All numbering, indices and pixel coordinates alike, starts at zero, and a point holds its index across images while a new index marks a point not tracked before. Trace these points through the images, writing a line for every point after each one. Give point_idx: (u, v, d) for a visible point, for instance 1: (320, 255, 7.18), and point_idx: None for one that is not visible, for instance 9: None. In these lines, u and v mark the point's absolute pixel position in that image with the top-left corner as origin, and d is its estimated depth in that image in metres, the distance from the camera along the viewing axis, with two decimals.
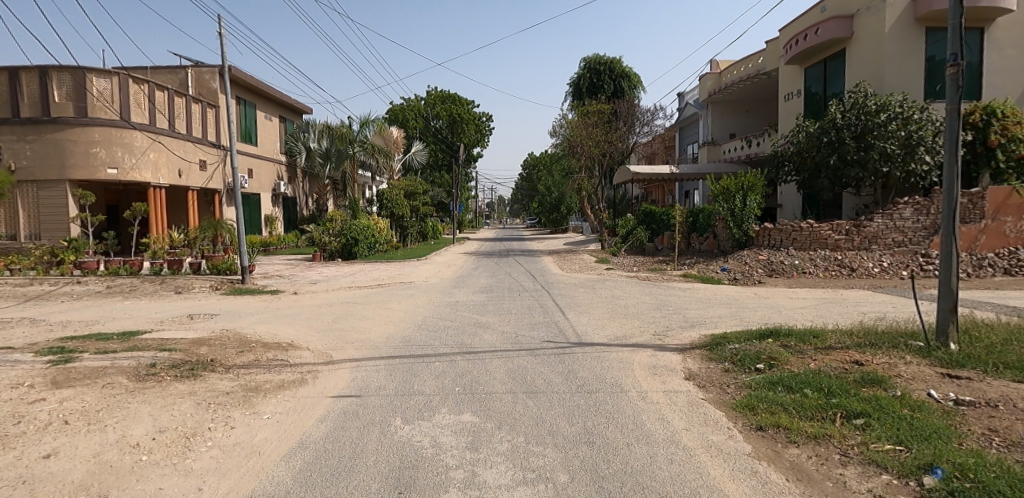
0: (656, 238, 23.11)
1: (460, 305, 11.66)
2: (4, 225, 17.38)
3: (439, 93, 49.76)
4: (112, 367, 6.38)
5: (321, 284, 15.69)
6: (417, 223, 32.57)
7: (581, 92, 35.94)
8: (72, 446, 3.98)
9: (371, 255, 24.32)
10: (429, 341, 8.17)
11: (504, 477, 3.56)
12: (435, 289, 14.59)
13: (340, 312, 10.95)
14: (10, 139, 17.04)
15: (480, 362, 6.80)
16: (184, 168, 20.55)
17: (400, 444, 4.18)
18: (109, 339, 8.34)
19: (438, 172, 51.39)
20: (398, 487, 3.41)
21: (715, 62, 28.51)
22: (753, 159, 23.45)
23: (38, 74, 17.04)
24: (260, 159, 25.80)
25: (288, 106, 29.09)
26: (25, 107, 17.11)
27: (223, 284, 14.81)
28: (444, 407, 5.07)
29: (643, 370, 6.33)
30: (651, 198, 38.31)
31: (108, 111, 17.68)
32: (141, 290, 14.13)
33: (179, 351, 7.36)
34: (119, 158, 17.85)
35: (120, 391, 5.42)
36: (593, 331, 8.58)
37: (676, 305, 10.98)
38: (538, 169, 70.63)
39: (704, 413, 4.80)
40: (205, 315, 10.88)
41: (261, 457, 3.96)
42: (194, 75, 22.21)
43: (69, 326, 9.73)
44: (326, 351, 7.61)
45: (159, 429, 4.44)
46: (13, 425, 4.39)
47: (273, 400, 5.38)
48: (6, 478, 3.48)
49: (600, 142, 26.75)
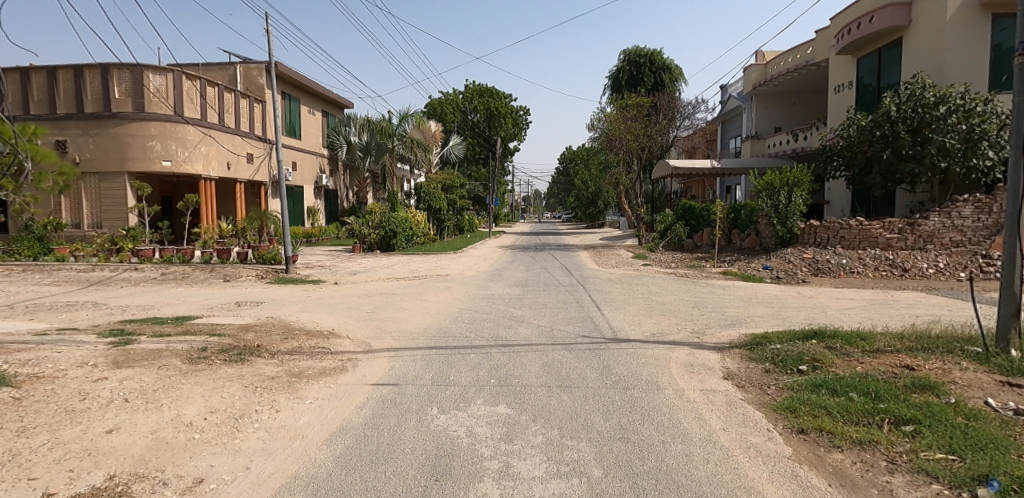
0: (695, 234, 22.62)
1: (496, 298, 11.74)
2: (68, 213, 18.49)
3: (477, 86, 49.97)
4: (167, 349, 6.73)
5: (361, 275, 16.07)
6: (455, 216, 32.90)
7: (620, 85, 35.45)
8: (131, 423, 4.22)
9: (408, 247, 24.75)
10: (465, 333, 8.27)
11: (538, 469, 3.59)
12: (472, 281, 14.75)
13: (379, 303, 11.20)
14: (76, 134, 18.11)
15: (515, 356, 6.84)
16: (233, 161, 21.30)
17: (436, 432, 4.27)
18: (164, 323, 8.82)
19: (475, 165, 51.54)
20: (435, 475, 3.48)
21: (761, 53, 27.59)
22: (800, 153, 22.65)
23: (100, 72, 18.01)
24: (303, 152, 26.59)
25: (330, 100, 29.74)
26: (89, 103, 18.14)
27: (268, 273, 15.34)
28: (479, 398, 5.13)
29: (680, 368, 6.23)
30: (691, 194, 37.56)
31: (163, 107, 18.49)
32: (193, 278, 14.79)
33: (228, 336, 7.70)
34: (173, 151, 18.65)
35: (175, 373, 5.70)
36: (629, 328, 8.47)
37: (715, 303, 10.77)
38: (575, 163, 70.44)
39: (743, 414, 4.71)
40: (251, 302, 11.31)
41: (303, 440, 4.11)
42: (243, 72, 23.04)
43: (127, 310, 10.30)
44: (366, 340, 7.82)
45: (211, 409, 4.66)
46: (80, 401, 4.69)
47: (315, 385, 5.55)
48: (74, 449, 3.73)
49: (639, 136, 25.70)
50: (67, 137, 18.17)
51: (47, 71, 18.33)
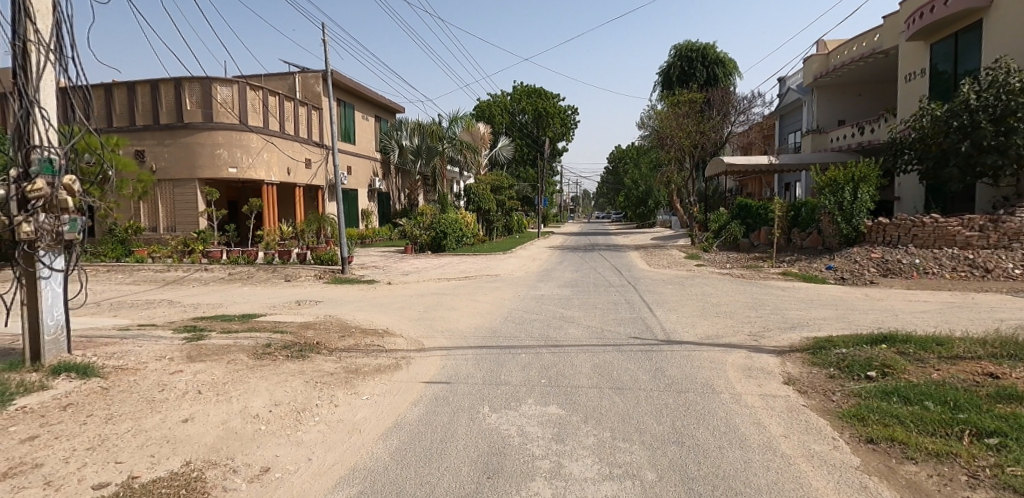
0: (752, 233, 21.81)
1: (545, 299, 11.72)
2: (146, 218, 19.84)
3: (525, 87, 50.04)
4: (235, 345, 7.12)
5: (413, 275, 16.42)
6: (503, 217, 33.12)
7: (671, 81, 34.65)
8: (204, 413, 4.49)
9: (458, 248, 25.10)
10: (515, 333, 8.31)
11: (591, 471, 3.56)
12: (521, 282, 14.79)
13: (430, 303, 11.41)
14: (152, 144, 19.42)
15: (566, 356, 6.81)
16: (292, 166, 22.25)
17: (488, 431, 4.31)
18: (231, 320, 9.31)
19: (523, 166, 51.76)
20: (488, 473, 3.52)
21: (822, 43, 26.33)
22: (866, 147, 21.46)
23: (174, 85, 19.23)
24: (358, 157, 27.45)
25: (383, 106, 30.56)
26: (163, 115, 19.41)
27: (326, 273, 15.92)
28: (530, 398, 5.15)
29: (737, 372, 6.03)
30: (747, 192, 36.26)
31: (229, 116, 19.54)
32: (256, 278, 15.56)
33: (290, 334, 8.06)
34: (238, 158, 19.68)
35: (242, 367, 6.01)
36: (682, 330, 8.25)
37: (774, 305, 10.34)
38: (624, 163, 69.40)
39: (806, 421, 4.50)
40: (311, 301, 11.77)
41: (361, 435, 4.24)
42: (301, 81, 24.05)
43: (198, 308, 10.94)
44: (418, 339, 7.98)
45: (275, 402, 4.89)
46: (159, 391, 5.03)
47: (370, 382, 5.72)
48: (154, 436, 4.01)
49: (692, 133, 24.93)
50: (144, 147, 19.51)
51: (126, 86, 19.74)
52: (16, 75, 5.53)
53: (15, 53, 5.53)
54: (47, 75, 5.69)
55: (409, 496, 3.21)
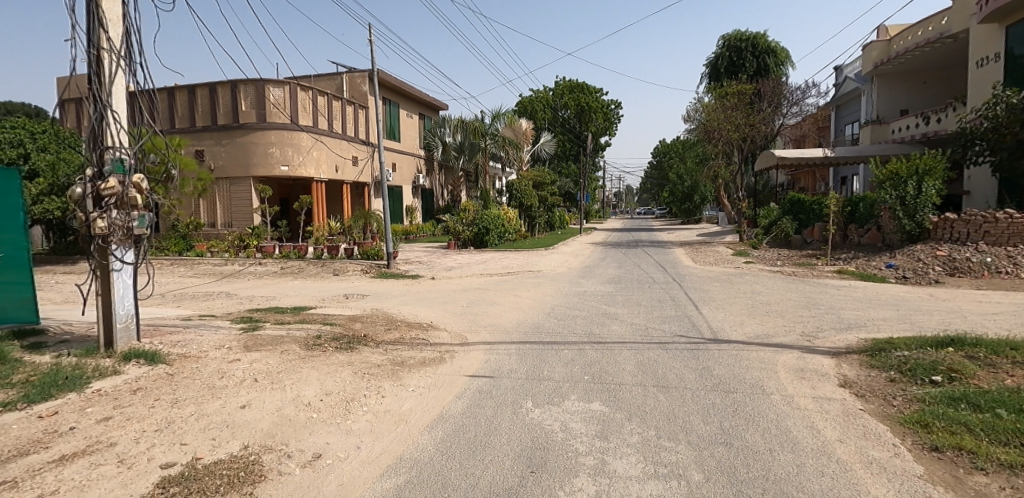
0: (804, 229, 20.96)
1: (588, 295, 11.64)
2: (205, 214, 20.84)
3: (568, 82, 49.70)
4: (288, 336, 7.41)
5: (456, 270, 16.63)
6: (546, 213, 33.06)
7: (719, 73, 33.65)
8: (260, 400, 4.70)
9: (501, 244, 25.23)
10: (557, 329, 8.30)
11: (635, 469, 3.52)
12: (563, 278, 14.74)
13: (473, 298, 11.53)
14: (211, 143, 20.38)
15: (609, 353, 6.75)
16: (340, 164, 22.89)
17: (532, 425, 4.33)
18: (284, 312, 9.70)
19: (565, 162, 51.68)
20: (531, 467, 3.53)
21: (884, 28, 24.97)
22: (932, 138, 20.23)
23: (230, 87, 20.09)
24: (402, 154, 27.96)
25: (427, 103, 31.00)
26: (221, 116, 20.32)
27: (372, 268, 16.31)
28: (573, 394, 5.13)
29: (789, 373, 5.82)
30: (799, 186, 34.87)
31: (281, 116, 20.26)
32: (307, 272, 16.12)
33: (339, 326, 8.32)
34: (290, 156, 20.40)
35: (295, 357, 6.25)
36: (730, 329, 8.03)
37: (829, 305, 9.91)
38: (669, 157, 68.00)
39: (863, 426, 4.30)
40: (358, 295, 12.11)
41: (407, 425, 4.34)
42: (349, 81, 24.67)
43: (253, 300, 11.45)
44: (462, 333, 8.09)
45: (325, 392, 5.06)
46: (219, 378, 5.29)
47: (415, 374, 5.83)
48: (215, 420, 4.22)
49: (740, 126, 24.21)
50: (204, 146, 20.50)
51: (187, 89, 20.77)
52: (92, 81, 5.91)
53: (90, 60, 5.91)
54: (117, 80, 6.03)
55: (454, 486, 3.27)
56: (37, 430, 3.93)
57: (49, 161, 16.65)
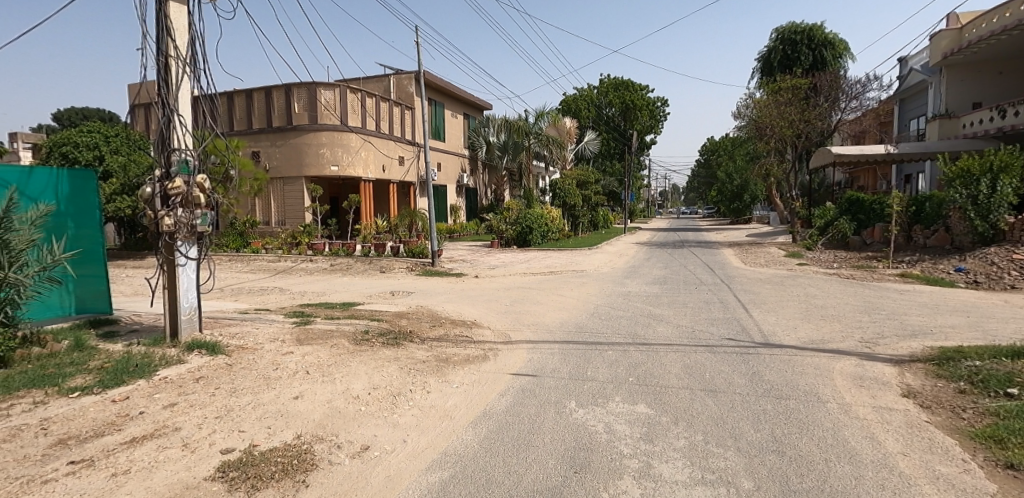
0: (863, 230, 19.97)
1: (633, 296, 11.48)
2: (260, 213, 21.74)
3: (613, 79, 49.06)
4: (337, 330, 7.65)
5: (499, 269, 16.73)
6: (589, 212, 32.78)
7: (772, 67, 32.46)
8: (312, 392, 4.87)
9: (544, 243, 25.20)
10: (601, 329, 8.23)
11: (682, 474, 3.45)
12: (607, 278, 14.59)
13: (516, 297, 11.57)
14: (266, 145, 21.24)
15: (655, 355, 6.63)
16: (387, 164, 23.40)
17: (575, 426, 4.30)
18: (333, 307, 10.02)
19: (610, 160, 50.89)
20: (575, 467, 3.52)
21: (955, 16, 23.45)
22: (1008, 133, 18.87)
23: (284, 91, 20.88)
24: (447, 154, 28.32)
25: (472, 103, 31.28)
26: (276, 118, 21.14)
27: (417, 266, 16.62)
28: (618, 396, 5.06)
29: (846, 380, 5.57)
30: (858, 185, 33.24)
31: (332, 118, 20.90)
32: (355, 269, 16.58)
33: (385, 322, 8.52)
34: (339, 157, 21.03)
35: (344, 351, 6.45)
36: (782, 333, 7.75)
37: (891, 310, 9.39)
38: (717, 155, 66.20)
39: (929, 439, 4.06)
40: (403, 292, 12.36)
41: (452, 421, 4.40)
42: (396, 83, 25.19)
43: (305, 295, 11.88)
44: (505, 331, 8.13)
45: (373, 386, 5.19)
46: (273, 370, 5.51)
47: (460, 371, 5.90)
48: (270, 410, 4.40)
49: (794, 122, 23.19)
50: (260, 148, 21.38)
51: (245, 94, 21.70)
52: (161, 87, 6.27)
53: (159, 67, 6.28)
54: (183, 85, 6.38)
55: (498, 483, 3.28)
56: (111, 413, 4.21)
57: (120, 162, 17.78)
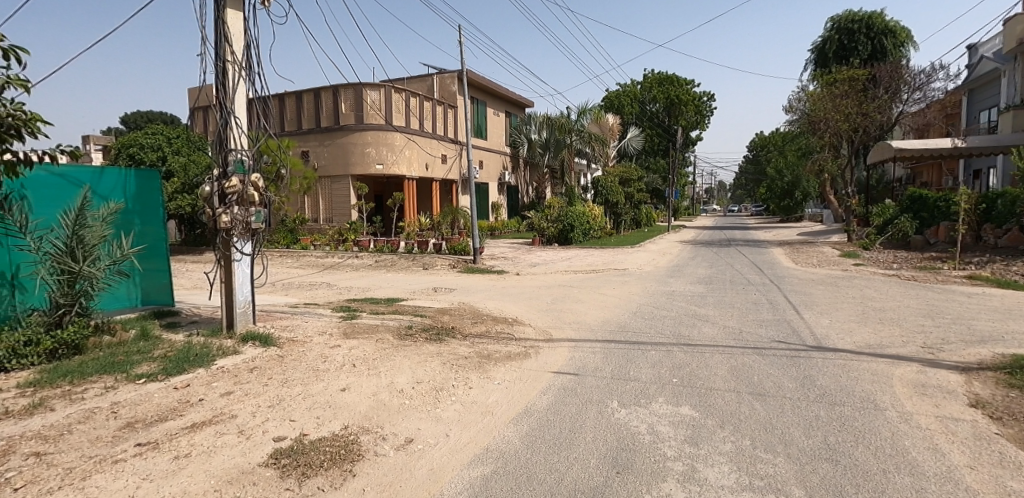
0: (927, 229, 18.87)
1: (677, 295, 11.25)
2: (309, 210, 22.45)
3: (657, 74, 48.18)
4: (382, 325, 7.83)
5: (541, 267, 16.71)
6: (632, 210, 32.31)
7: (827, 58, 31.09)
8: (358, 385, 5.00)
9: (586, 241, 24.99)
10: (644, 328, 8.10)
11: (728, 479, 3.36)
12: (650, 277, 14.35)
13: (557, 295, 11.53)
14: (315, 145, 21.93)
15: (700, 356, 6.49)
16: (430, 162, 23.75)
17: (617, 426, 4.25)
18: (378, 303, 10.25)
19: (653, 157, 49.97)
20: (617, 467, 3.49)
21: None
22: None
23: (332, 92, 21.48)
24: (489, 152, 28.50)
25: (513, 101, 31.35)
26: (324, 119, 21.81)
27: (459, 263, 16.79)
28: (661, 397, 4.97)
29: (906, 387, 5.29)
30: (921, 181, 31.44)
31: (377, 118, 21.37)
32: (399, 265, 16.91)
33: (428, 318, 8.66)
34: (384, 156, 21.49)
35: (388, 346, 6.59)
36: (837, 336, 7.42)
37: (957, 314, 8.84)
38: (767, 151, 63.99)
39: (1001, 453, 3.79)
40: (446, 289, 12.52)
41: (493, 417, 4.43)
42: (439, 82, 25.50)
43: (351, 291, 12.21)
44: (546, 329, 8.12)
45: (417, 380, 5.29)
46: (322, 362, 5.69)
47: (501, 368, 5.93)
48: (320, 401, 4.55)
49: (851, 115, 22.19)
50: (309, 147, 22.08)
51: (296, 95, 22.46)
52: (219, 91, 6.58)
53: (218, 71, 6.58)
54: (240, 90, 6.65)
55: (540, 481, 3.28)
56: (173, 399, 4.45)
57: (181, 162, 18.73)
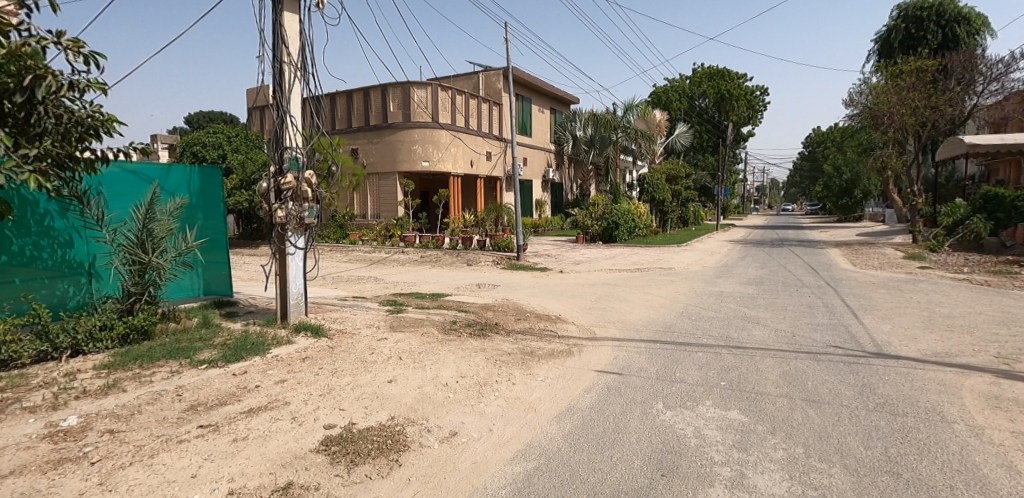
0: (1002, 230, 17.58)
1: (725, 296, 10.93)
2: (358, 206, 23.03)
3: (707, 69, 46.90)
4: (427, 319, 7.96)
5: (585, 265, 16.57)
6: (679, 208, 31.59)
7: (892, 48, 29.41)
8: (404, 377, 5.10)
9: (631, 239, 24.61)
10: (691, 329, 7.91)
11: (779, 486, 3.25)
12: (698, 277, 13.99)
13: (601, 293, 11.40)
14: (364, 142, 22.50)
15: (749, 359, 6.29)
16: (475, 159, 23.96)
17: (662, 427, 4.18)
18: (423, 297, 10.43)
19: (702, 154, 48.69)
20: (661, 470, 3.43)
21: None
22: None
23: (381, 91, 21.98)
24: (534, 149, 28.48)
25: (559, 98, 31.20)
26: (373, 117, 22.34)
27: (503, 260, 16.86)
28: (709, 400, 4.85)
29: (977, 399, 4.95)
30: (996, 179, 29.33)
31: (424, 116, 21.73)
32: (443, 260, 17.15)
33: (472, 313, 8.74)
34: (431, 153, 21.83)
35: (433, 340, 6.70)
36: (899, 343, 7.03)
37: None
38: (824, 148, 61.18)
39: None
40: (490, 285, 12.59)
41: (536, 414, 4.43)
42: (485, 80, 25.65)
43: (398, 285, 12.47)
44: (590, 328, 8.05)
45: (461, 374, 5.36)
46: (369, 354, 5.84)
47: (544, 365, 5.93)
48: (368, 391, 4.68)
49: (918, 108, 20.91)
50: (359, 145, 22.69)
51: (346, 94, 23.09)
52: (276, 91, 6.83)
53: (275, 72, 6.84)
54: (297, 89, 6.90)
55: (583, 479, 3.27)
56: (232, 385, 4.68)
57: (239, 160, 19.61)
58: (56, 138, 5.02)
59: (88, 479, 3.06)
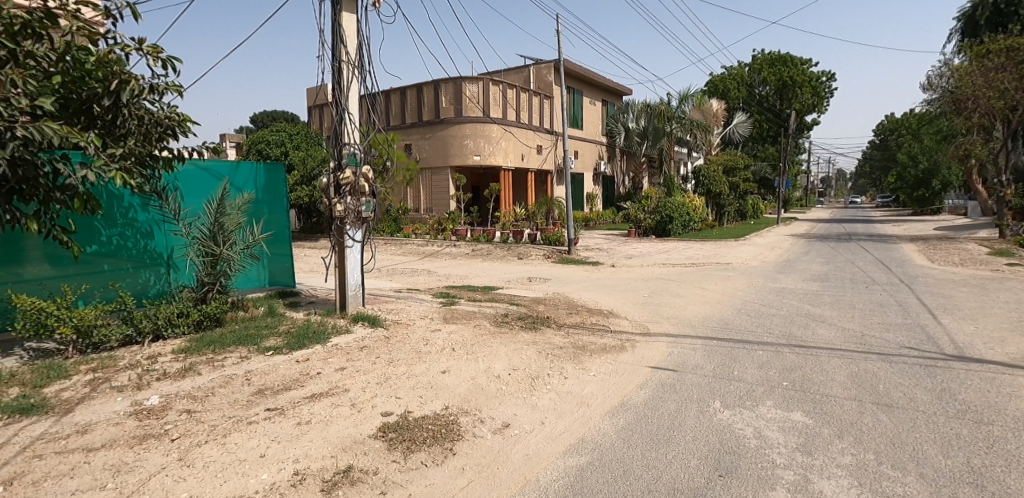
0: None
1: (787, 293, 10.47)
2: (412, 201, 23.53)
3: (768, 55, 44.88)
4: (479, 312, 8.05)
5: (637, 259, 16.28)
6: (737, 201, 30.46)
7: (978, 26, 27.13)
8: (457, 368, 5.18)
9: (686, 233, 23.93)
10: (750, 327, 7.63)
11: (846, 493, 3.10)
12: (757, 272, 13.46)
13: (655, 288, 11.18)
14: (418, 138, 22.92)
15: (813, 359, 6.01)
16: (526, 153, 23.97)
17: (719, 426, 4.06)
18: (475, 290, 10.54)
19: (762, 144, 46.70)
20: (719, 470, 3.33)
21: None
22: None
23: (433, 87, 22.32)
24: (585, 142, 28.17)
25: (610, 89, 30.69)
26: (426, 113, 22.72)
27: (554, 254, 16.82)
28: (769, 400, 4.67)
29: None
30: None
31: (476, 111, 21.92)
32: (494, 254, 17.28)
33: (523, 307, 8.76)
34: (482, 147, 21.99)
35: (485, 332, 6.77)
36: (983, 346, 6.52)
37: None
38: (898, 136, 57.35)
39: None
40: (540, 279, 12.59)
41: (589, 408, 4.40)
42: (536, 73, 25.57)
43: (450, 278, 12.68)
44: (643, 323, 7.91)
45: (513, 367, 5.38)
46: (423, 345, 5.97)
47: (597, 360, 5.88)
48: (423, 381, 4.79)
49: (1007, 91, 19.21)
50: (412, 141, 23.14)
51: (400, 91, 23.58)
52: (335, 89, 7.05)
53: (334, 71, 7.06)
54: (355, 87, 7.10)
55: (637, 476, 3.22)
56: (296, 371, 4.90)
57: (301, 156, 20.46)
58: (138, 138, 5.41)
59: (170, 454, 3.29)
